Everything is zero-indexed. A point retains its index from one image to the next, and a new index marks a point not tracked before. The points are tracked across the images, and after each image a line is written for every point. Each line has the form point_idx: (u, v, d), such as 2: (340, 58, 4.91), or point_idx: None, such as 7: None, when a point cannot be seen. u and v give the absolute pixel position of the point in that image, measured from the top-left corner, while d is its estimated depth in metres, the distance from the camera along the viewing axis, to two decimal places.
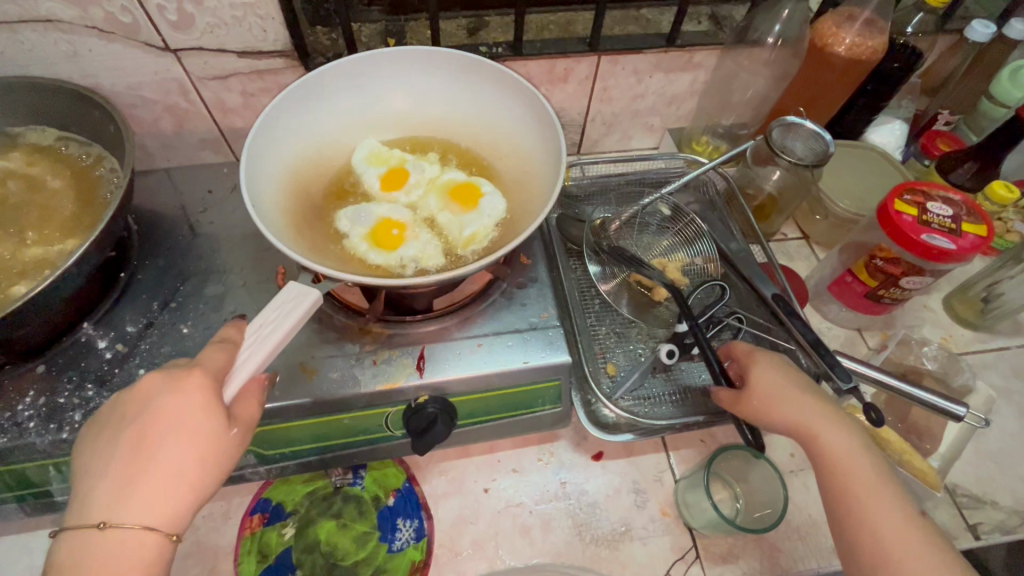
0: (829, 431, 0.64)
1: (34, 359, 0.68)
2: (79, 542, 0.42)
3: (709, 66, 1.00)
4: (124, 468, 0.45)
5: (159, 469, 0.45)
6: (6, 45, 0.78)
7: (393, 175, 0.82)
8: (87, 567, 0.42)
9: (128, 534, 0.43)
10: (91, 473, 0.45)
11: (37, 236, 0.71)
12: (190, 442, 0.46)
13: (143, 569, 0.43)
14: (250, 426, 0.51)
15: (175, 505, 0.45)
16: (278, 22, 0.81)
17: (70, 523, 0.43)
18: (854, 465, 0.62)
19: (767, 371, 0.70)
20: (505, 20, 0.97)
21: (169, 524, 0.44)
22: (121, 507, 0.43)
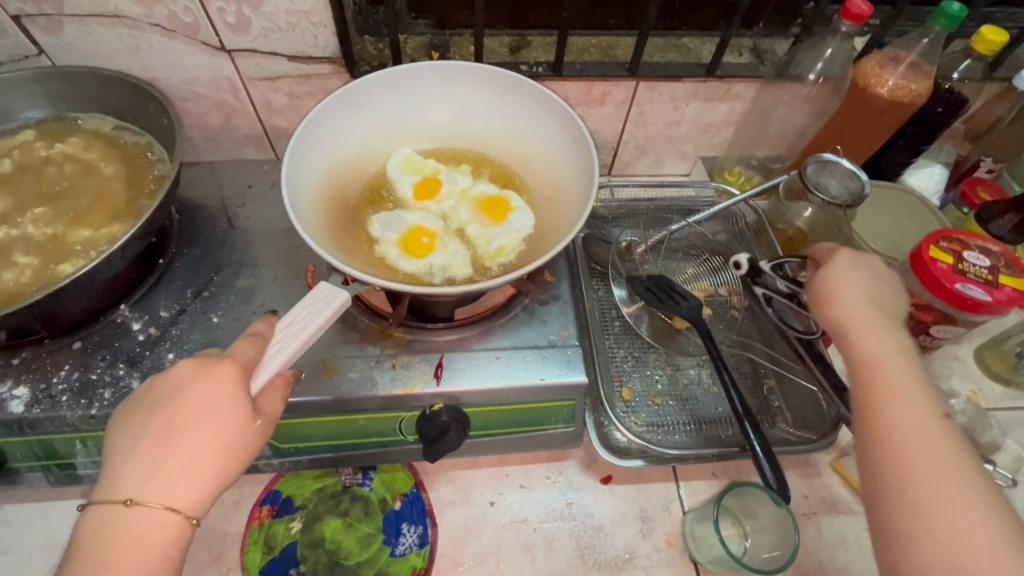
0: (870, 327, 0.63)
1: (71, 335, 0.71)
2: (107, 517, 0.44)
3: (747, 98, 1.01)
4: (152, 449, 0.47)
5: (185, 453, 0.47)
6: (76, 36, 0.82)
7: (427, 183, 0.83)
8: (113, 541, 0.44)
9: (153, 513, 0.45)
10: (122, 451, 0.47)
11: (87, 219, 0.74)
12: (216, 430, 0.47)
13: (163, 549, 0.45)
14: (272, 418, 0.52)
15: (197, 490, 0.46)
16: (329, 30, 0.85)
17: (98, 497, 0.45)
18: (894, 369, 0.59)
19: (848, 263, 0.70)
20: (548, 40, 0.98)
21: (190, 507, 0.46)
22: (147, 488, 0.45)
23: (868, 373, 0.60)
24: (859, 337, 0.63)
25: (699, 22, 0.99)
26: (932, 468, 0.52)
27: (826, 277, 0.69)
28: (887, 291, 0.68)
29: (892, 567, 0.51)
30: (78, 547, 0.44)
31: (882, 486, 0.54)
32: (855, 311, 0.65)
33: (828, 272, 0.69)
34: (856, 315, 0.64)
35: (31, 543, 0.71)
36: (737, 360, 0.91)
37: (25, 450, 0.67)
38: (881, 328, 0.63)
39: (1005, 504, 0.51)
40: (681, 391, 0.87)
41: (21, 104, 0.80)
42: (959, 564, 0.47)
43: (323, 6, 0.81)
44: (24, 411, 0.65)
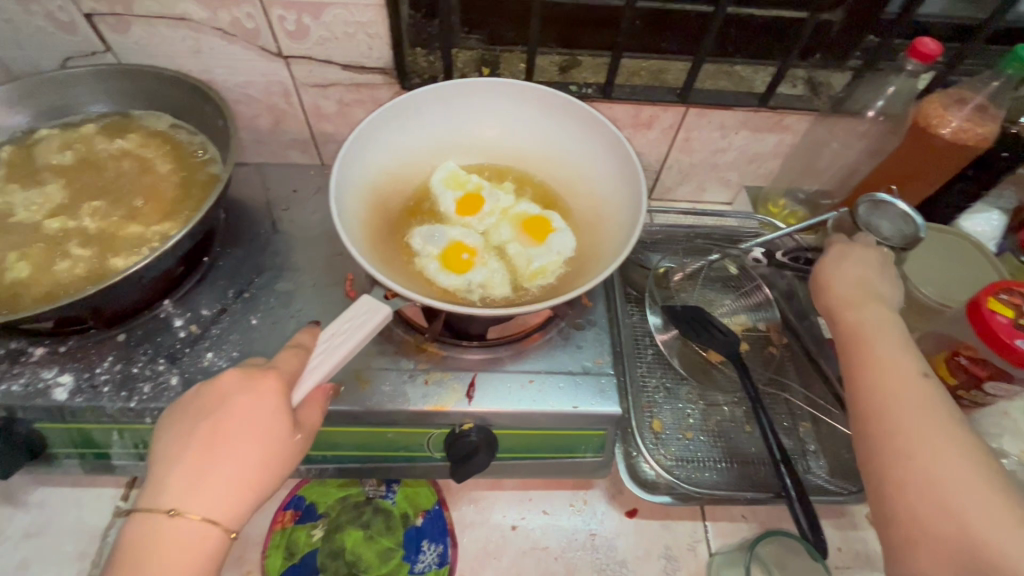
0: (857, 309, 0.68)
1: (116, 327, 0.73)
2: (149, 525, 0.45)
3: (799, 130, 0.98)
4: (196, 459, 0.48)
5: (229, 466, 0.48)
6: (142, 36, 0.84)
7: (469, 199, 0.83)
8: (154, 550, 0.45)
9: (195, 525, 0.46)
10: (166, 459, 0.48)
11: (140, 215, 0.76)
12: (260, 444, 0.49)
13: (201, 559, 0.46)
14: (312, 431, 0.54)
15: (237, 503, 0.48)
16: (384, 42, 0.86)
17: (141, 505, 0.47)
18: (878, 340, 0.64)
19: (839, 252, 0.75)
20: (598, 61, 0.97)
21: (229, 520, 0.47)
22: (191, 498, 0.46)
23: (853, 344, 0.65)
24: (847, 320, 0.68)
25: (755, 49, 0.96)
26: (916, 425, 0.56)
27: (821, 269, 0.75)
28: (881, 274, 0.72)
29: (888, 520, 0.55)
30: (119, 555, 0.45)
31: (871, 445, 0.58)
32: (844, 298, 0.70)
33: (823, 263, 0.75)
34: (844, 300, 0.70)
35: (62, 528, 0.73)
36: (773, 400, 0.89)
37: (65, 437, 0.69)
38: (870, 308, 0.67)
39: (988, 457, 0.55)
40: (713, 426, 0.85)
41: (85, 98, 0.83)
42: (947, 508, 0.52)
43: (381, 19, 0.82)
44: (67, 400, 0.67)
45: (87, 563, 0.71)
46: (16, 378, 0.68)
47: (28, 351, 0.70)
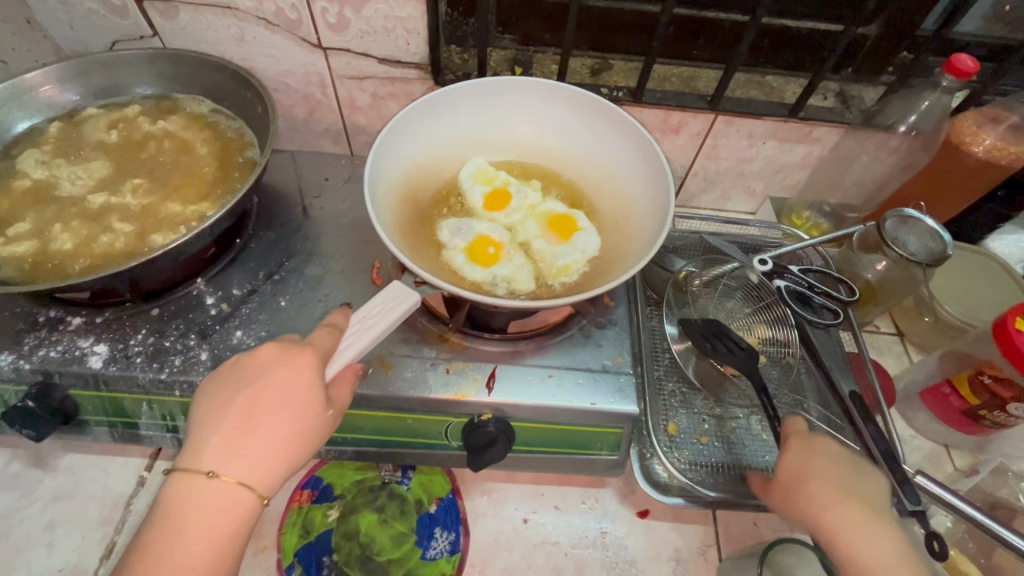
0: (840, 503, 0.63)
1: (151, 302, 0.75)
2: (189, 484, 0.48)
3: (828, 142, 0.98)
4: (234, 426, 0.50)
5: (265, 434, 0.50)
6: (188, 22, 0.87)
7: (497, 194, 0.84)
8: (192, 509, 0.47)
9: (232, 487, 0.48)
10: (205, 423, 0.50)
11: (179, 194, 0.78)
12: (295, 416, 0.51)
13: (235, 522, 0.48)
14: (340, 408, 0.56)
15: (271, 471, 0.50)
16: (422, 37, 0.87)
17: (182, 465, 0.49)
18: (869, 549, 0.60)
19: (817, 462, 0.67)
20: (630, 65, 0.98)
21: (263, 486, 0.49)
22: (228, 462, 0.49)
23: (839, 540, 0.61)
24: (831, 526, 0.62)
25: (787, 60, 0.97)
26: None
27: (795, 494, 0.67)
28: (855, 476, 0.66)
29: None
30: (159, 513, 0.47)
31: None
32: (828, 504, 0.64)
33: (795, 477, 0.67)
34: (831, 507, 0.63)
35: (88, 494, 0.75)
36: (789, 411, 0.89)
37: (98, 405, 0.71)
38: (857, 508, 0.62)
39: None
40: (728, 433, 0.85)
41: (132, 80, 0.85)
42: None
43: (421, 15, 0.84)
44: (101, 368, 0.69)
45: (111, 529, 0.73)
46: (54, 345, 0.70)
47: (67, 320, 0.73)
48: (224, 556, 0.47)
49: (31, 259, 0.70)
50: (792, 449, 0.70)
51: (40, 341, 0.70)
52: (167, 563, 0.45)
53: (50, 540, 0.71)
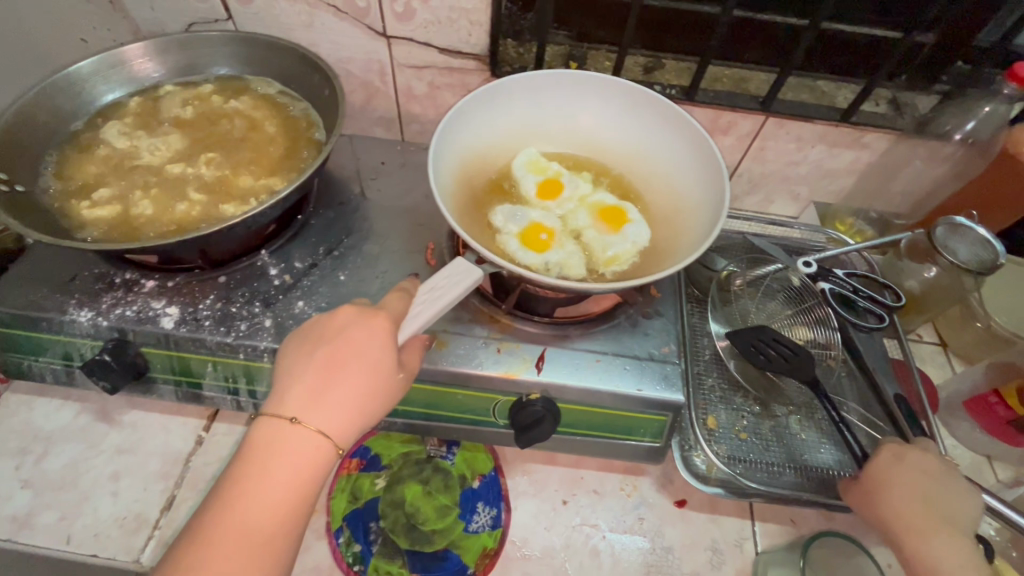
0: (920, 522, 0.64)
1: (218, 270, 0.79)
2: (274, 428, 0.51)
3: (878, 149, 0.98)
4: (315, 379, 0.53)
5: (343, 388, 0.53)
6: (262, 7, 0.91)
7: (549, 184, 0.86)
8: (275, 451, 0.50)
9: (311, 434, 0.51)
10: (289, 374, 0.54)
11: (249, 170, 0.82)
12: (370, 373, 0.54)
13: (314, 467, 0.51)
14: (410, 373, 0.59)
15: (347, 424, 0.53)
16: (483, 29, 0.90)
17: (267, 410, 0.52)
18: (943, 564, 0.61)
19: (908, 475, 0.67)
20: (682, 65, 0.99)
21: (340, 437, 0.52)
22: (310, 411, 0.52)
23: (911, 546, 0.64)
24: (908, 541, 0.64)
25: (837, 66, 0.97)
26: None
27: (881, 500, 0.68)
28: (947, 496, 0.66)
29: None
30: (245, 454, 0.51)
31: None
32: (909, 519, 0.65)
33: (882, 481, 0.68)
34: (910, 522, 0.65)
35: (150, 450, 0.79)
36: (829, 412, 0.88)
37: (166, 364, 0.75)
38: (936, 529, 0.63)
39: None
40: (766, 431, 0.86)
41: (207, 60, 0.90)
42: None
43: (484, 7, 0.87)
44: (173, 329, 0.72)
45: (170, 483, 0.76)
46: (129, 305, 0.74)
47: (141, 282, 0.77)
48: (303, 498, 0.50)
49: (115, 223, 0.74)
50: (888, 455, 0.70)
51: (116, 300, 0.74)
52: (254, 497, 0.49)
53: (115, 489, 0.75)
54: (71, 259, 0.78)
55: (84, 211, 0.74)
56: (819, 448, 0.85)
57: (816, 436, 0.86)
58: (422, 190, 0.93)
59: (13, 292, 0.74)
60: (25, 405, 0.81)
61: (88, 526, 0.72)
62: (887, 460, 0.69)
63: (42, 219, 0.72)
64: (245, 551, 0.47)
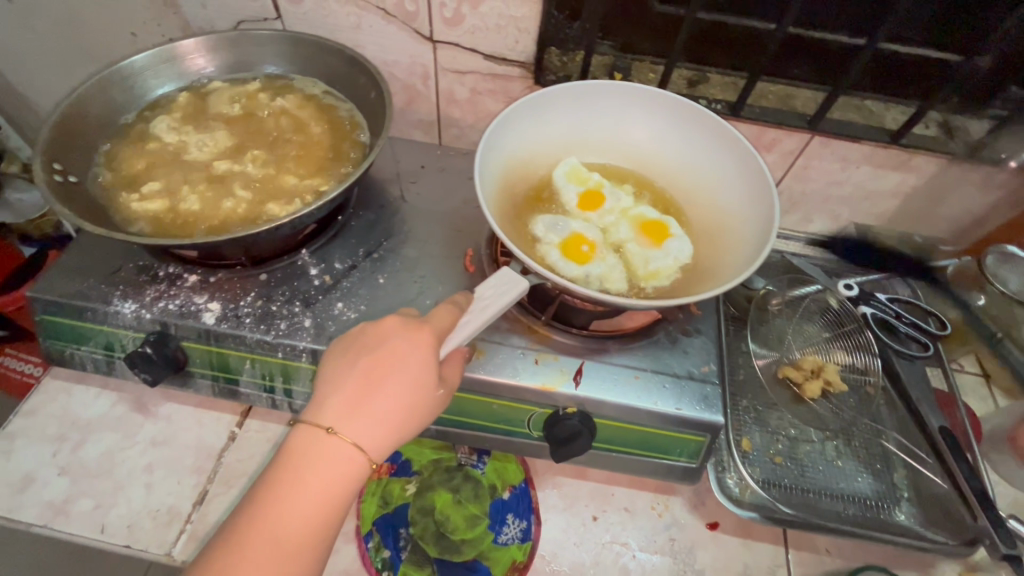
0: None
1: (259, 268, 0.79)
2: (309, 437, 0.50)
3: (926, 172, 0.96)
4: (355, 389, 0.52)
5: (382, 402, 0.52)
6: (311, 8, 0.92)
7: (590, 194, 0.85)
8: (310, 460, 0.49)
9: (347, 447, 0.50)
10: (330, 381, 0.53)
11: (294, 169, 0.82)
12: (410, 389, 0.52)
13: (347, 481, 0.50)
14: (451, 388, 0.58)
15: (384, 438, 0.51)
16: (531, 37, 0.90)
17: (305, 417, 0.51)
18: None
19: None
20: (726, 80, 0.98)
21: (375, 452, 0.51)
22: (347, 422, 0.51)
23: None
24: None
25: (890, 88, 0.94)
26: None
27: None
28: None
29: None
30: (279, 460, 0.50)
31: None
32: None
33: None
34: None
35: (183, 443, 0.79)
36: (866, 440, 0.86)
37: (205, 359, 0.75)
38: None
39: None
40: (801, 455, 0.84)
41: (255, 58, 0.90)
42: None
43: (534, 15, 0.87)
44: (214, 324, 0.73)
45: (203, 477, 0.77)
46: (172, 298, 0.75)
47: (184, 277, 0.77)
48: (333, 511, 0.49)
49: (163, 216, 0.76)
50: None
51: (160, 293, 0.75)
52: (286, 506, 0.48)
53: (149, 481, 0.76)
54: (116, 251, 0.79)
55: (134, 203, 0.75)
56: (856, 477, 0.83)
57: (852, 465, 0.84)
58: (462, 195, 0.93)
59: (60, 281, 0.75)
60: (63, 392, 0.82)
61: (123, 517, 0.73)
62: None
63: (94, 209, 0.73)
64: (273, 561, 0.47)
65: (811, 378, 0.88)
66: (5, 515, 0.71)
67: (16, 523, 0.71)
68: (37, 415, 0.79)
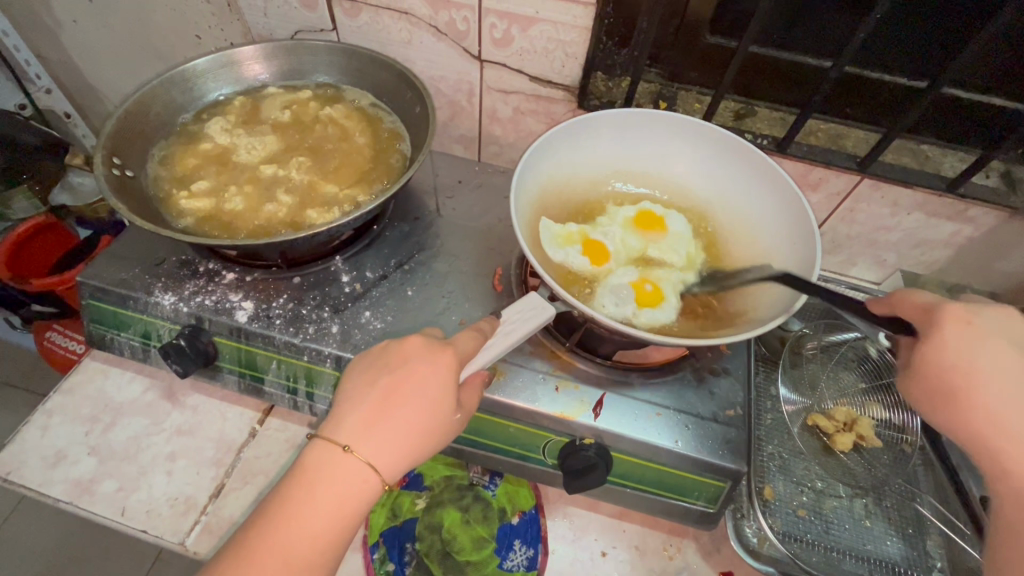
0: (1008, 414, 0.55)
1: (293, 271, 0.81)
2: (325, 453, 0.51)
3: (983, 224, 0.92)
4: (373, 410, 0.53)
5: (398, 423, 0.52)
6: (367, 21, 0.94)
7: (591, 244, 0.80)
8: (325, 477, 0.50)
9: (361, 466, 0.50)
10: (350, 398, 0.54)
11: (336, 178, 0.85)
12: (427, 412, 0.52)
13: (359, 500, 0.50)
14: (468, 412, 0.58)
15: (397, 462, 0.52)
16: (578, 62, 0.90)
17: (323, 432, 0.52)
18: (972, 373, 0.56)
19: (971, 339, 0.57)
20: (775, 114, 0.96)
21: (388, 474, 0.51)
22: (362, 442, 0.51)
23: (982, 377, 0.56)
24: (994, 447, 0.55)
25: (950, 132, 0.90)
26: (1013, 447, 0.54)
27: (930, 362, 0.58)
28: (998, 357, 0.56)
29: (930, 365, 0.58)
30: (295, 473, 0.51)
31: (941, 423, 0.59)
32: (1003, 424, 0.55)
33: (930, 355, 0.58)
34: (1001, 428, 0.55)
35: (207, 435, 0.81)
36: (898, 501, 0.81)
37: (234, 355, 0.78)
38: (1017, 408, 0.55)
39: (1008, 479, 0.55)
40: (827, 511, 0.79)
41: (309, 67, 0.94)
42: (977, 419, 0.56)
43: (583, 40, 0.87)
44: (246, 323, 0.75)
45: (222, 471, 0.78)
46: (209, 294, 0.77)
47: (222, 274, 0.80)
48: (342, 529, 0.50)
49: (208, 215, 0.79)
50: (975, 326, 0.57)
51: (198, 288, 0.78)
52: (298, 520, 0.49)
53: (170, 469, 0.78)
54: (162, 244, 0.83)
55: (183, 200, 0.79)
56: (884, 539, 0.78)
57: (882, 526, 0.79)
58: (495, 213, 0.93)
59: (109, 269, 0.78)
60: (100, 374, 0.85)
61: (142, 502, 0.75)
62: (957, 329, 0.57)
63: (145, 203, 0.77)
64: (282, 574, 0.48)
65: (843, 431, 0.85)
66: (36, 488, 0.74)
67: (45, 497, 0.74)
68: (73, 395, 0.83)
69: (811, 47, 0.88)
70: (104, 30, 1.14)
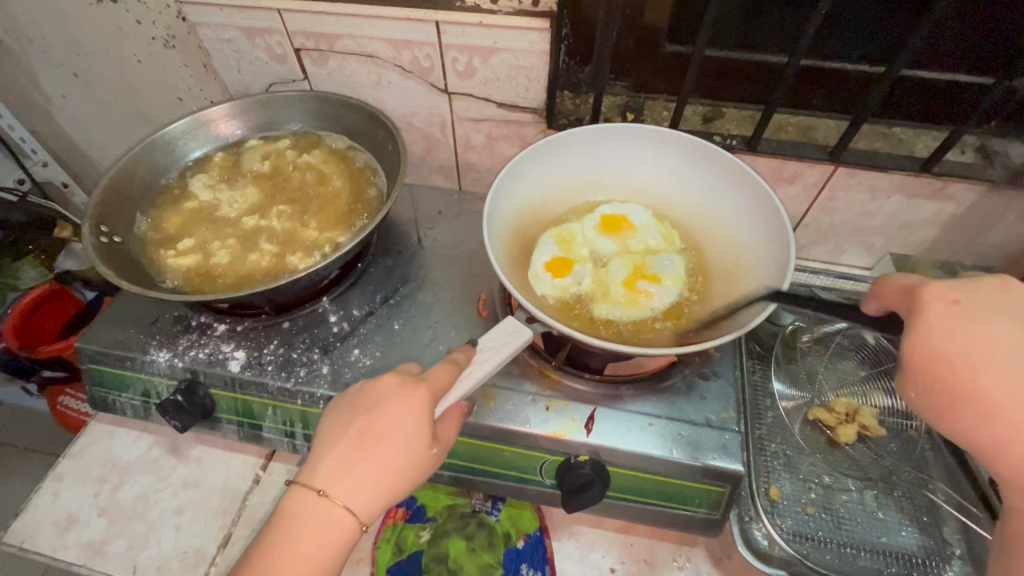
0: (1014, 400, 0.50)
1: (282, 316, 0.83)
2: (302, 499, 0.52)
3: (964, 201, 0.91)
4: (346, 452, 0.54)
5: (372, 463, 0.53)
6: (335, 68, 0.98)
7: (569, 260, 0.81)
8: (302, 522, 0.51)
9: (336, 509, 0.51)
10: (326, 441, 0.55)
11: (316, 222, 0.87)
12: (401, 451, 0.54)
13: (337, 543, 0.51)
14: (446, 445, 0.59)
15: (372, 501, 0.53)
16: (541, 85, 0.92)
17: (300, 477, 0.53)
18: (969, 362, 0.52)
19: (952, 315, 0.54)
20: (742, 113, 0.97)
21: (364, 514, 0.52)
22: (337, 485, 0.52)
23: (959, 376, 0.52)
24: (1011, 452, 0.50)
25: (920, 113, 0.91)
26: None
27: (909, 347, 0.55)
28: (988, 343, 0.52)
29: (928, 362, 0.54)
30: (275, 520, 0.52)
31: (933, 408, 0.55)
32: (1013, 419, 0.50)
33: (911, 344, 0.55)
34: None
35: (213, 484, 0.83)
36: (909, 490, 0.80)
37: (231, 405, 0.79)
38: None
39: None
40: (837, 506, 0.78)
41: (285, 117, 0.97)
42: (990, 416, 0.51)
43: (543, 64, 0.89)
44: (238, 372, 0.76)
45: (228, 520, 0.79)
46: (202, 347, 0.79)
47: (213, 326, 0.82)
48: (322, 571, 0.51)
49: (194, 270, 0.82)
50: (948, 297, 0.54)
51: (191, 343, 0.80)
52: (276, 567, 0.50)
53: (178, 523, 0.79)
54: (154, 303, 0.85)
55: (169, 259, 0.82)
56: (898, 530, 0.76)
57: (895, 517, 0.77)
58: (476, 239, 0.95)
59: (106, 332, 0.81)
60: (107, 435, 0.87)
61: (153, 558, 0.76)
62: (939, 308, 0.54)
63: (133, 265, 0.80)
64: None
65: (845, 422, 0.85)
66: (50, 554, 0.76)
67: (60, 562, 0.76)
68: (81, 458, 0.85)
69: (767, 45, 0.89)
70: (92, 101, 1.19)
